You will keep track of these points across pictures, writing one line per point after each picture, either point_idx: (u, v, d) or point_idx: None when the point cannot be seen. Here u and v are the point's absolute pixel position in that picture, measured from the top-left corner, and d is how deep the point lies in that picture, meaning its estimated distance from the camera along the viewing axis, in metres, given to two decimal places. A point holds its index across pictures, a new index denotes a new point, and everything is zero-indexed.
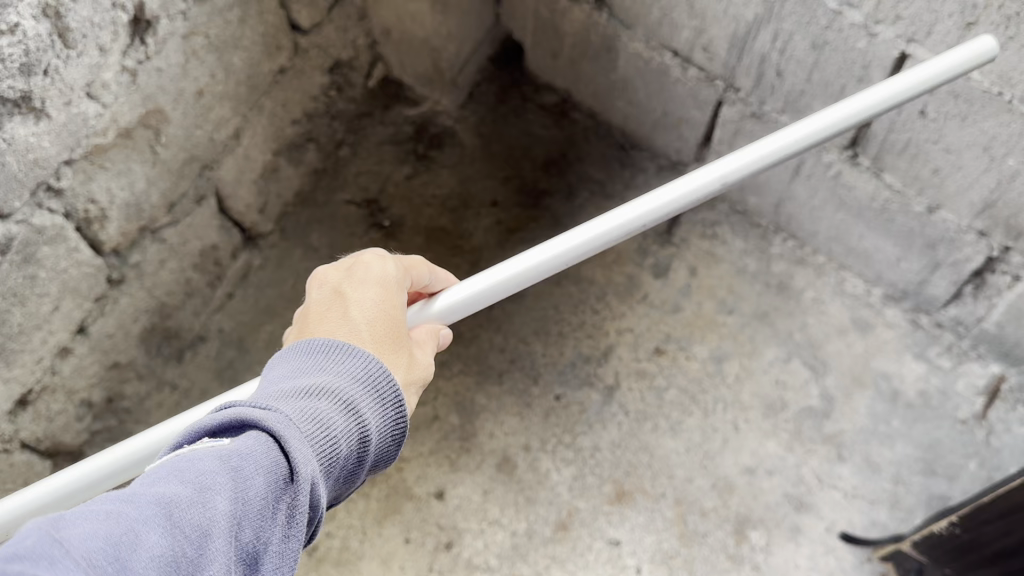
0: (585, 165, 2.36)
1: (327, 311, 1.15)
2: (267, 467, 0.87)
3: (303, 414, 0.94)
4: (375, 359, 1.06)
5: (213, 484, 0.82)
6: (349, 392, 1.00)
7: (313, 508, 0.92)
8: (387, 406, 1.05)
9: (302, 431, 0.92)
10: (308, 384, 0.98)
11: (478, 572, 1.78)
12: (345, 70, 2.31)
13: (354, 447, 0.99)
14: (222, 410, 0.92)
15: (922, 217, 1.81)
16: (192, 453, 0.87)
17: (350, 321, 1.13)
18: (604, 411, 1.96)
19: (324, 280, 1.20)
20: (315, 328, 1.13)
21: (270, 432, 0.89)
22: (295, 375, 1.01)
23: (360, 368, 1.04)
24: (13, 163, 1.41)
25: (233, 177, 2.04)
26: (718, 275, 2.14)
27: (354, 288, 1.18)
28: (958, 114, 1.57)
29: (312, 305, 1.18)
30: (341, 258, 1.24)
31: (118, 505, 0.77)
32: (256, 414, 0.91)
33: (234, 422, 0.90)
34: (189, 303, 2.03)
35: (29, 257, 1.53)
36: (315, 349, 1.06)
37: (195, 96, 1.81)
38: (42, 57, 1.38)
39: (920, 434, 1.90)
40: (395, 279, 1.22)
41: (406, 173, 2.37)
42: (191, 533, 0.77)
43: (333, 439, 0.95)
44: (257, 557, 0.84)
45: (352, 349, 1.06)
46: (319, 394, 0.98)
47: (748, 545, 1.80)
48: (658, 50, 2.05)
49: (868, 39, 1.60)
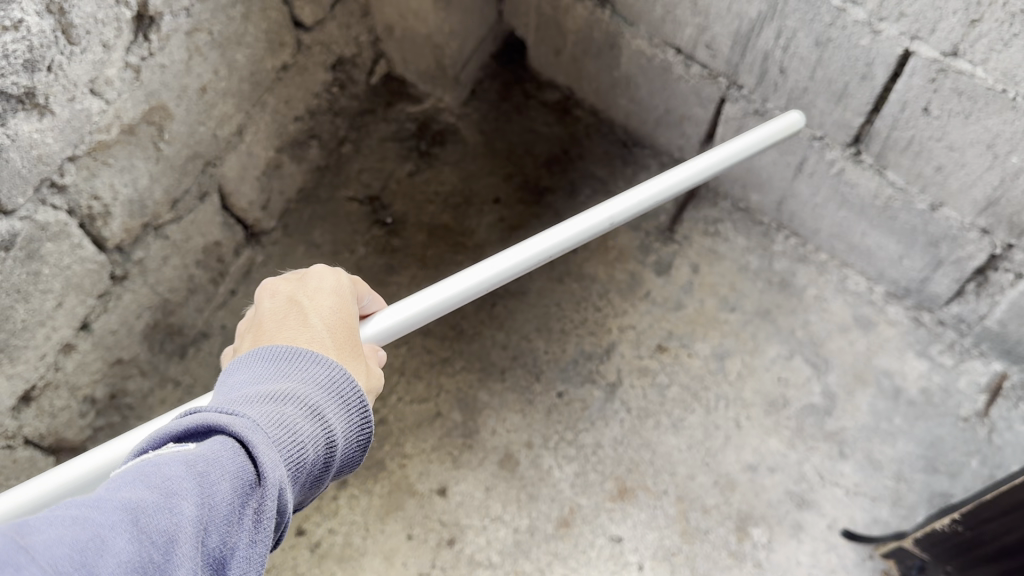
0: (587, 162, 2.36)
1: (284, 317, 1.13)
2: (234, 471, 0.82)
3: (269, 418, 0.90)
4: (338, 366, 1.03)
5: (179, 490, 0.79)
6: (313, 398, 0.97)
7: (280, 514, 0.88)
8: (352, 412, 1.02)
9: (269, 435, 0.88)
10: (274, 389, 0.95)
11: (480, 569, 1.78)
12: (348, 67, 2.33)
13: (321, 452, 0.95)
14: (187, 415, 0.88)
15: (924, 214, 1.81)
16: (157, 458, 0.83)
17: (311, 325, 1.11)
18: (606, 407, 1.97)
19: (276, 290, 1.19)
20: (272, 334, 1.10)
21: (237, 437, 0.85)
22: (260, 380, 0.97)
23: (324, 375, 1.01)
24: (17, 159, 1.41)
25: (236, 174, 2.05)
26: (720, 272, 2.15)
27: (312, 296, 1.17)
28: (962, 111, 1.57)
29: (265, 315, 1.15)
30: (290, 271, 1.24)
31: (82, 511, 0.74)
32: (221, 417, 0.87)
33: (199, 426, 0.86)
34: (192, 299, 2.04)
35: (33, 253, 1.53)
36: (276, 355, 1.02)
37: (199, 92, 1.81)
38: (46, 53, 1.38)
39: (922, 431, 1.90)
40: (349, 288, 1.22)
41: (409, 169, 2.37)
42: (157, 539, 0.74)
43: (300, 444, 0.91)
44: (223, 563, 0.80)
45: (315, 355, 1.03)
46: (285, 398, 0.94)
47: (751, 542, 1.79)
48: (661, 48, 2.05)
49: (871, 37, 1.60)
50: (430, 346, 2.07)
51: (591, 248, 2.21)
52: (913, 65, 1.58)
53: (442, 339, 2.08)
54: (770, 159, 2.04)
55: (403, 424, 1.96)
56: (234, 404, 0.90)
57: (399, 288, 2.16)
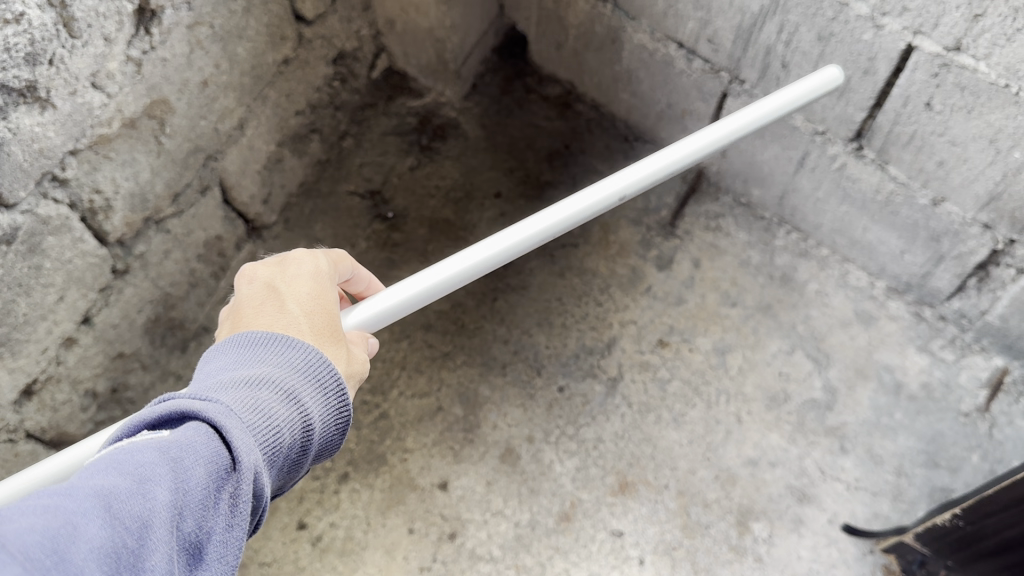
0: (588, 156, 2.36)
1: (260, 304, 1.11)
2: (208, 457, 0.83)
3: (244, 404, 0.90)
4: (315, 350, 1.04)
5: (153, 475, 0.79)
6: (289, 383, 0.98)
7: (257, 498, 0.89)
8: (330, 396, 1.03)
9: (243, 421, 0.88)
10: (249, 375, 0.95)
11: (481, 562, 1.78)
12: (349, 60, 2.33)
13: (297, 437, 0.96)
14: (161, 402, 0.88)
15: (926, 209, 1.81)
16: (130, 445, 0.84)
17: (287, 312, 1.10)
18: (607, 402, 1.97)
19: (254, 276, 1.17)
20: (248, 320, 1.09)
21: (210, 423, 0.86)
22: (235, 367, 0.98)
23: (301, 359, 1.02)
24: (18, 153, 1.41)
25: (237, 168, 2.05)
26: (721, 267, 2.15)
27: (290, 282, 1.15)
28: (964, 106, 1.56)
29: (243, 301, 1.14)
30: (269, 256, 1.21)
31: (56, 496, 0.73)
32: (196, 404, 0.87)
33: (173, 413, 0.87)
34: (193, 293, 2.04)
35: (34, 247, 1.53)
36: (252, 341, 1.02)
37: (200, 86, 1.81)
38: (47, 47, 1.38)
39: (923, 426, 1.90)
40: (328, 272, 1.20)
41: (410, 164, 2.37)
42: (132, 524, 0.74)
43: (276, 429, 0.92)
44: (199, 547, 0.80)
45: (290, 339, 1.03)
46: (260, 384, 0.95)
47: (751, 537, 1.80)
48: (662, 42, 2.04)
49: (874, 31, 1.60)
50: (431, 341, 2.07)
51: (592, 243, 2.21)
52: (916, 59, 1.57)
53: (443, 334, 2.08)
54: (772, 154, 2.04)
55: (404, 419, 1.96)
56: (208, 391, 0.90)
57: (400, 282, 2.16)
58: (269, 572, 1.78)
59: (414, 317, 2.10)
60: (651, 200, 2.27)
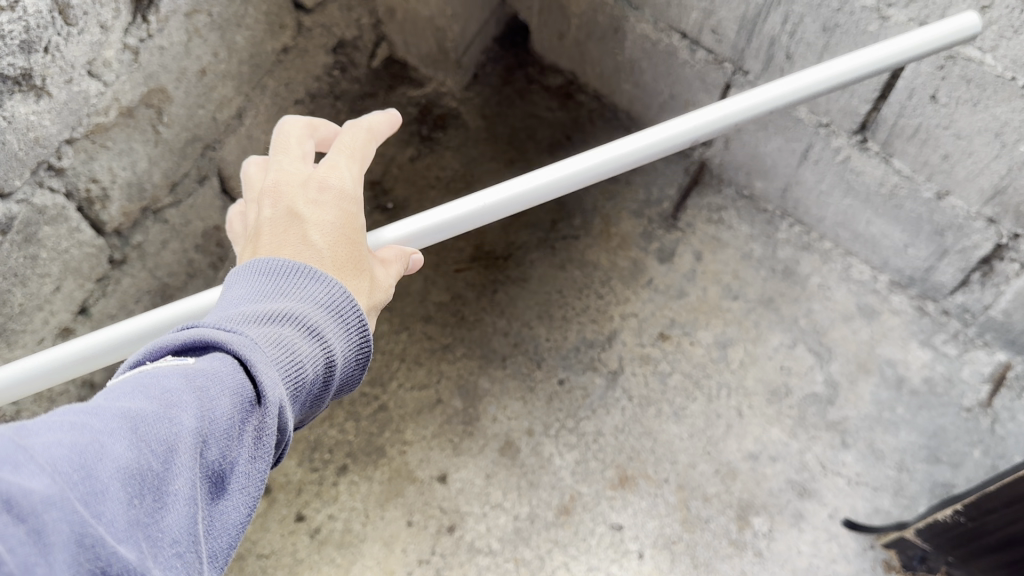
0: (590, 147, 2.34)
1: (282, 229, 1.02)
2: (234, 389, 0.77)
3: (269, 337, 0.84)
4: (338, 284, 0.97)
5: (179, 400, 0.73)
6: (314, 316, 0.91)
7: (280, 432, 0.83)
8: (352, 331, 0.96)
9: (268, 354, 0.83)
10: (274, 305, 0.89)
11: (480, 555, 1.77)
12: (349, 49, 2.31)
13: (321, 370, 0.90)
14: (186, 329, 0.82)
15: (930, 203, 1.79)
16: (154, 370, 0.78)
17: (312, 245, 1.00)
18: (607, 395, 1.96)
19: (276, 193, 1.07)
20: (269, 248, 1.00)
21: (236, 354, 0.80)
22: (258, 296, 0.92)
23: (324, 292, 0.95)
24: (14, 142, 1.40)
25: (236, 158, 2.03)
26: (723, 259, 2.13)
27: (314, 207, 1.05)
28: (970, 99, 1.55)
29: (263, 224, 1.04)
30: (293, 167, 1.11)
31: (80, 416, 0.68)
32: (220, 334, 0.81)
33: (198, 340, 0.81)
34: (191, 284, 2.03)
35: (30, 237, 1.52)
36: (276, 272, 0.95)
37: (198, 75, 1.79)
38: (42, 34, 1.36)
39: (924, 420, 1.89)
40: (354, 194, 1.10)
41: (410, 154, 2.35)
42: (156, 448, 0.69)
43: (300, 362, 0.86)
44: (222, 476, 0.76)
45: (313, 274, 0.96)
46: (284, 315, 0.88)
47: (752, 531, 1.79)
48: (666, 32, 2.02)
49: (879, 23, 1.58)
50: (431, 332, 2.06)
51: (593, 234, 2.19)
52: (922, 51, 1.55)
53: (443, 325, 2.07)
54: (775, 146, 2.02)
55: (403, 411, 1.95)
56: (232, 320, 0.84)
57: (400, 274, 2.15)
58: (267, 564, 1.77)
59: (414, 309, 2.09)
60: (653, 192, 2.25)
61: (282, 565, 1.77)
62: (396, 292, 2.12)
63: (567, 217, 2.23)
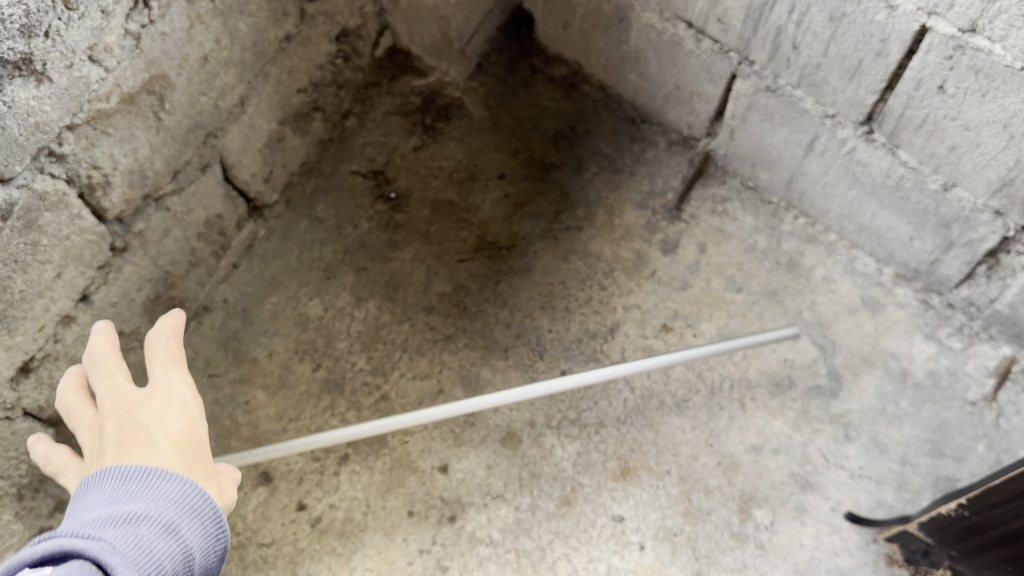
0: (595, 138, 2.33)
1: (129, 441, 1.19)
2: None
3: (126, 545, 0.95)
4: (191, 482, 1.12)
5: None
6: (167, 516, 1.03)
7: None
8: (207, 522, 1.09)
9: (125, 555, 0.94)
10: (125, 514, 1.00)
11: (481, 546, 1.77)
12: (352, 38, 2.29)
13: (181, 564, 1.02)
14: (35, 545, 0.90)
15: (937, 195, 1.78)
16: None
17: (159, 450, 1.18)
18: (609, 386, 1.95)
19: (122, 416, 1.25)
20: (117, 455, 1.17)
21: (94, 559, 0.90)
22: (110, 505, 1.03)
23: (177, 493, 1.09)
24: (13, 127, 1.39)
25: (238, 146, 2.02)
26: (727, 251, 2.12)
27: (157, 420, 1.25)
28: (978, 89, 1.53)
29: (110, 442, 1.21)
30: (139, 390, 1.31)
31: None
32: (77, 544, 0.91)
33: (54, 554, 0.89)
34: (193, 273, 2.02)
35: (30, 223, 1.52)
36: (127, 475, 1.11)
37: (200, 62, 1.78)
38: (42, 19, 1.36)
39: (928, 414, 1.88)
40: (195, 404, 1.32)
41: (413, 144, 2.34)
42: None
43: (156, 560, 0.97)
44: None
45: (165, 474, 1.12)
46: (137, 521, 1.00)
47: (753, 524, 1.78)
48: (671, 22, 2.01)
49: (887, 12, 1.57)
50: (433, 323, 2.05)
51: (597, 226, 2.18)
52: (931, 41, 1.54)
53: (446, 316, 2.06)
54: (781, 137, 2.01)
55: (405, 401, 1.95)
56: (87, 529, 0.94)
57: (403, 264, 2.14)
58: (268, 553, 1.77)
59: (417, 299, 2.09)
60: (657, 183, 2.24)
61: (283, 554, 1.77)
62: (398, 283, 2.11)
63: (570, 208, 2.21)
